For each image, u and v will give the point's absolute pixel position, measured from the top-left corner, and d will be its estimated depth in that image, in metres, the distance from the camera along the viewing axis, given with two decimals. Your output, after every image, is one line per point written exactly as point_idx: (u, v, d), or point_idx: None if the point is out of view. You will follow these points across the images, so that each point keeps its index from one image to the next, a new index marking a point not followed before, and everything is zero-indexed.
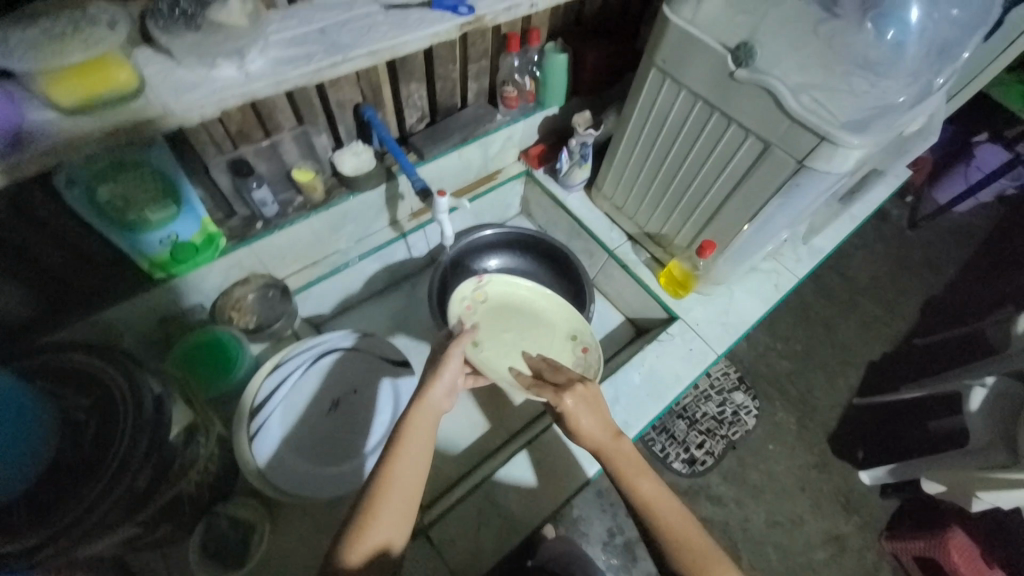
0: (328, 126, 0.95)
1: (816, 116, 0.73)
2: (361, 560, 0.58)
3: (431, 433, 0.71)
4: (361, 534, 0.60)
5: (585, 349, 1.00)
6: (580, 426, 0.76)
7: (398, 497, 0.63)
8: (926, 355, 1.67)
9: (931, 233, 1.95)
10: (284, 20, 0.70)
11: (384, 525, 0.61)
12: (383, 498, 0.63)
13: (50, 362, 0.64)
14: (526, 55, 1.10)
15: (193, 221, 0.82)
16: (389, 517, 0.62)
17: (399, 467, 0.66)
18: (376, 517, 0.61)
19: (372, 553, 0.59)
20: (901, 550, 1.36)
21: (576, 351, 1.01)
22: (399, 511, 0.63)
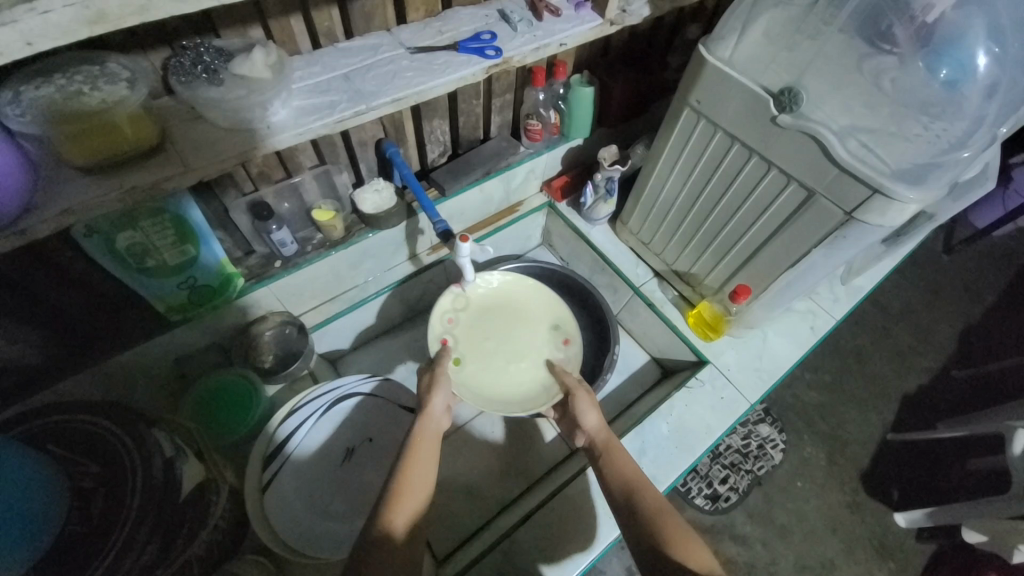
0: (349, 164, 0.94)
1: (866, 166, 0.68)
2: (378, 542, 0.55)
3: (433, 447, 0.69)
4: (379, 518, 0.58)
5: (566, 340, 0.99)
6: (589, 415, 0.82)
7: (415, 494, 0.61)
8: (967, 390, 1.57)
9: (969, 257, 1.84)
10: (308, 66, 0.69)
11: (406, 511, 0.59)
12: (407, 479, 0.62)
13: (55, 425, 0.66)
14: (552, 89, 1.07)
15: (212, 263, 0.80)
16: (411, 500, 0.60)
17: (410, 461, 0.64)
18: (398, 501, 0.59)
19: (384, 536, 0.56)
20: None
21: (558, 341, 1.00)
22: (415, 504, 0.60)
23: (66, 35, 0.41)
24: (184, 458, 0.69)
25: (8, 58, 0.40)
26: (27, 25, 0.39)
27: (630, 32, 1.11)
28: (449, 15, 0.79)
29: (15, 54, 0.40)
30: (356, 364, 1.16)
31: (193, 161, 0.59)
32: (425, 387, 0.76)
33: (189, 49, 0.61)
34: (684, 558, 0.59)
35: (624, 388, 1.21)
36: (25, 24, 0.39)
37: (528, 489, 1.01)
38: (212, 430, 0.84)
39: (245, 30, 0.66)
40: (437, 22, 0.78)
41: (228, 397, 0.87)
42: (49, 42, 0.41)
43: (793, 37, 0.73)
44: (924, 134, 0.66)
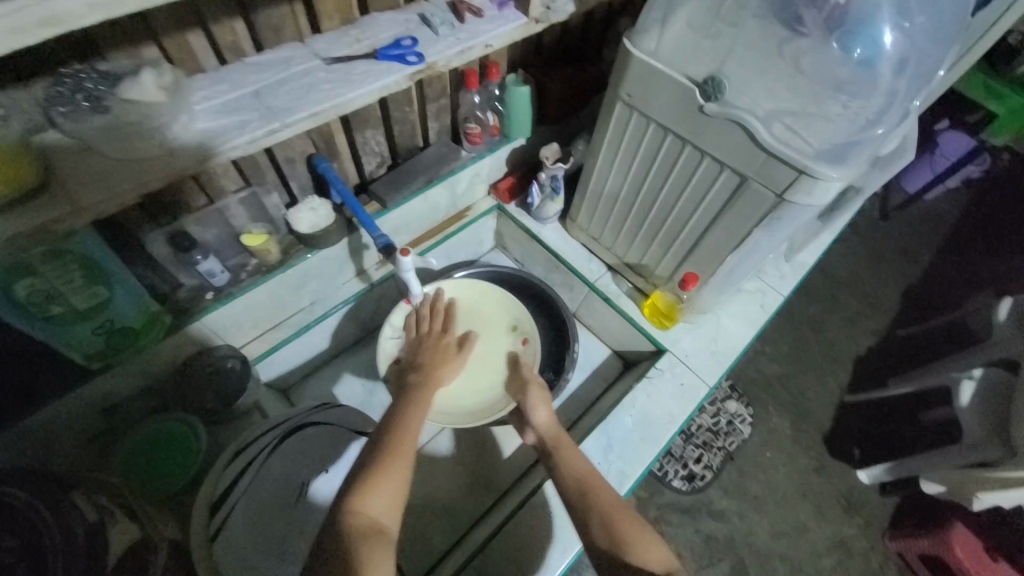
0: (278, 184, 0.89)
1: (791, 149, 0.69)
2: (358, 519, 0.57)
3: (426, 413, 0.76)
4: (360, 493, 0.59)
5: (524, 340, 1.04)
6: (538, 415, 0.87)
7: (403, 458, 0.65)
8: (912, 347, 1.66)
9: (905, 221, 1.94)
10: (214, 85, 0.65)
11: (394, 478, 0.62)
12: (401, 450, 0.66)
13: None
14: (487, 90, 1.05)
15: (133, 304, 0.75)
16: (398, 467, 0.64)
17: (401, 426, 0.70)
18: (384, 466, 0.63)
19: (364, 512, 0.57)
20: (905, 548, 1.32)
21: (516, 341, 1.04)
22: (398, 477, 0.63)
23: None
24: (112, 523, 0.64)
25: None
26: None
27: (561, 28, 1.11)
28: (366, 22, 0.76)
29: None
30: (311, 389, 1.11)
31: (87, 200, 0.53)
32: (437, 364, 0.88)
33: (68, 77, 0.56)
34: (638, 553, 0.62)
35: (589, 383, 1.21)
36: None
37: (498, 500, 1.00)
38: (148, 479, 0.78)
39: (136, 50, 0.61)
40: (354, 30, 0.74)
41: (166, 444, 0.82)
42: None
43: (713, 25, 0.74)
44: (845, 113, 0.69)
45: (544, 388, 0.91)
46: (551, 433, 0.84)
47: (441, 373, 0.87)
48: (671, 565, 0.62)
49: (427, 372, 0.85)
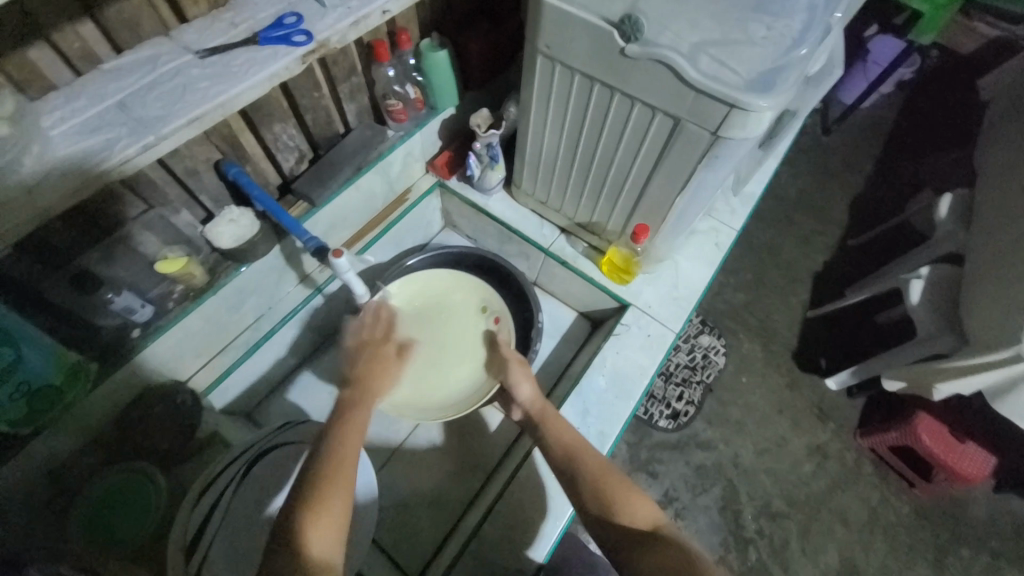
0: (187, 199, 0.80)
1: (718, 82, 0.66)
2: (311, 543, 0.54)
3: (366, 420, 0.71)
4: (304, 518, 0.56)
5: (496, 318, 1.10)
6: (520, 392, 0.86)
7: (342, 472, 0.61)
8: (863, 254, 1.72)
9: (846, 134, 1.97)
10: (69, 102, 0.56)
11: (340, 497, 0.59)
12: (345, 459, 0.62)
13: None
14: (401, 61, 0.97)
15: (47, 359, 0.68)
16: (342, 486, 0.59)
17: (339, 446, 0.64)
18: (328, 490, 0.58)
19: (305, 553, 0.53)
20: (876, 444, 1.42)
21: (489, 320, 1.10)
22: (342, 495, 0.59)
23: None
24: None
25: None
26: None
27: None
28: (240, 2, 0.66)
29: None
30: (280, 403, 1.06)
31: None
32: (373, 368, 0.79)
33: None
34: (627, 515, 0.63)
35: (562, 347, 1.21)
36: None
37: (486, 481, 1.00)
38: (112, 538, 0.74)
39: None
40: (227, 13, 0.65)
41: (127, 497, 0.77)
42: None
43: None
44: (772, 34, 0.65)
45: (523, 362, 0.90)
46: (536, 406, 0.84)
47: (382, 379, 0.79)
48: (663, 526, 0.62)
49: (364, 383, 0.77)
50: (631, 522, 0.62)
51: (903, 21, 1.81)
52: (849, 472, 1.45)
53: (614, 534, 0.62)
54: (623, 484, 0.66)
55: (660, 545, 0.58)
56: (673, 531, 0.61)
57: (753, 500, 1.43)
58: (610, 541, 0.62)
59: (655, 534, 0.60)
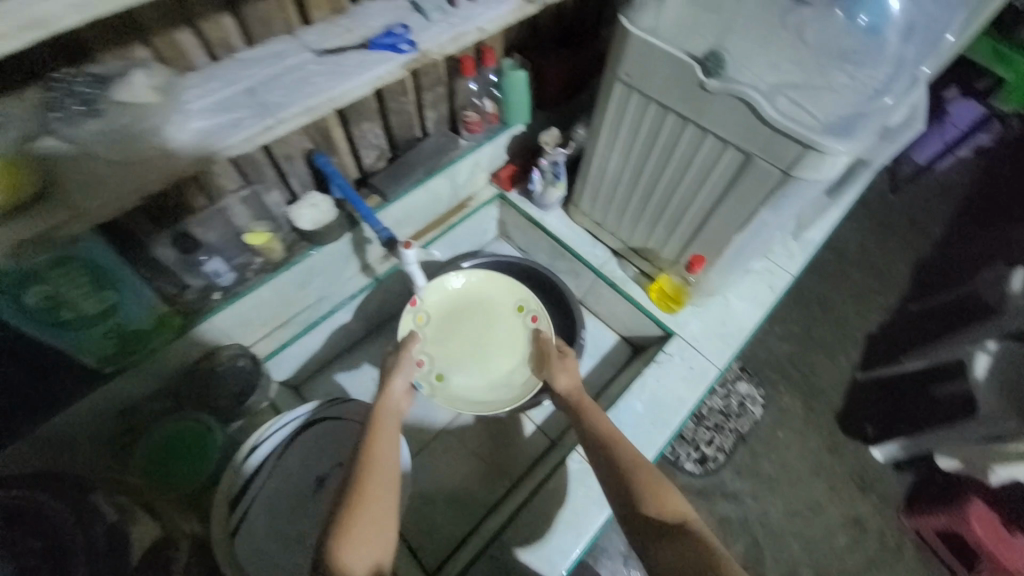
0: (278, 181, 0.88)
1: (797, 123, 0.67)
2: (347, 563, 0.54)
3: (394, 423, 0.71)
4: (339, 537, 0.56)
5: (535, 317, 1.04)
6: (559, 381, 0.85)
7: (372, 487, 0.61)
8: (924, 320, 1.63)
9: (916, 194, 1.89)
10: (205, 83, 0.64)
11: (372, 512, 0.59)
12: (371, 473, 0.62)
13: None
14: (483, 77, 1.03)
15: (142, 306, 0.76)
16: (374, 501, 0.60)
17: (370, 460, 0.64)
18: (362, 506, 0.59)
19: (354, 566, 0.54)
20: (922, 525, 1.33)
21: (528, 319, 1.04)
22: (374, 511, 0.59)
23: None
24: None
25: None
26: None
27: (557, 9, 1.08)
28: (357, 11, 0.74)
29: None
30: (323, 384, 1.12)
31: (81, 203, 0.53)
32: (398, 375, 0.77)
33: (60, 82, 0.56)
34: (657, 508, 0.63)
35: (599, 369, 1.21)
36: None
37: (512, 488, 1.01)
38: (165, 480, 0.80)
39: (127, 51, 0.60)
40: (345, 20, 0.73)
41: (185, 445, 0.83)
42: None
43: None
44: (857, 80, 0.70)
45: (564, 355, 0.89)
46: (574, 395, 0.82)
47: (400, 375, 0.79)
48: (693, 521, 0.61)
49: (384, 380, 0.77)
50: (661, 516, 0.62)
51: (986, 85, 1.79)
52: (888, 551, 1.35)
53: (646, 528, 0.62)
54: (652, 476, 0.66)
55: (688, 543, 0.58)
56: (703, 528, 0.61)
57: (778, 564, 1.35)
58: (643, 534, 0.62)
59: (684, 528, 0.60)
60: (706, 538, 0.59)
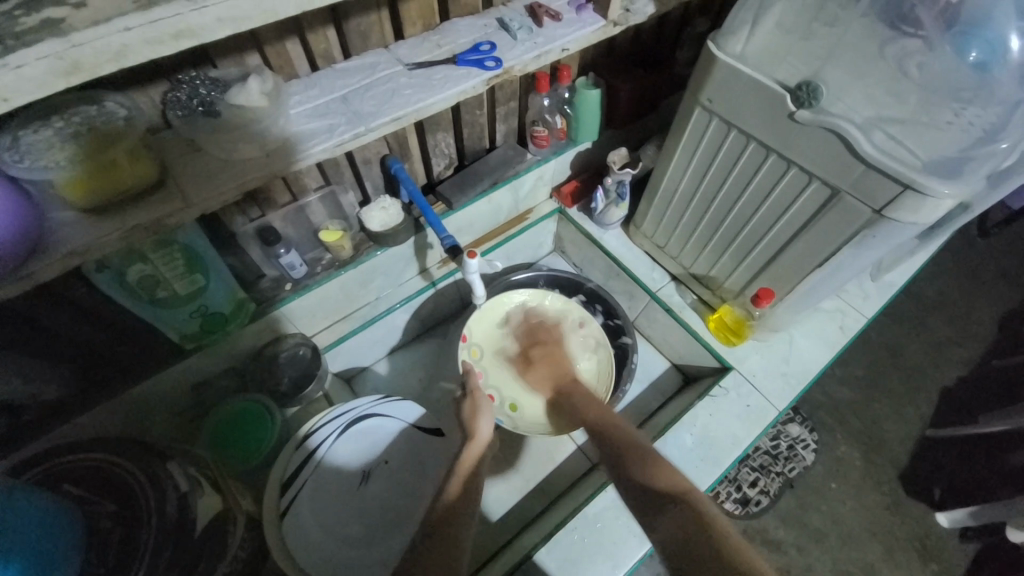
0: (355, 182, 0.93)
1: (896, 160, 0.63)
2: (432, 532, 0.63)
3: (470, 468, 0.72)
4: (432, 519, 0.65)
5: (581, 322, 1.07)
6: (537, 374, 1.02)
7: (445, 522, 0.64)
8: (1009, 379, 1.47)
9: (1006, 240, 1.73)
10: (307, 90, 0.69)
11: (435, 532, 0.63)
12: (445, 510, 0.65)
13: (69, 466, 0.66)
14: (557, 94, 1.04)
15: (224, 290, 0.81)
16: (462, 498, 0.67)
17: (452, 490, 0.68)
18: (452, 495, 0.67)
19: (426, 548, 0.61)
20: None
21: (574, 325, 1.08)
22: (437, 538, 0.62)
23: (40, 90, 0.39)
24: (199, 492, 0.67)
25: (21, 100, 0.39)
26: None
27: (635, 30, 1.07)
28: (446, 28, 0.77)
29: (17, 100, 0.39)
30: (372, 380, 1.16)
31: (194, 196, 0.58)
32: (482, 417, 0.78)
33: (185, 83, 0.62)
34: (649, 480, 0.63)
35: (645, 396, 1.18)
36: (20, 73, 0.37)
37: (549, 507, 1.00)
38: (228, 457, 0.85)
39: (241, 58, 0.65)
40: (434, 36, 0.76)
41: (247, 425, 0.88)
42: (25, 97, 0.39)
43: (808, 26, 0.69)
44: (957, 122, 0.61)
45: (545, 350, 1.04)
46: (564, 382, 0.97)
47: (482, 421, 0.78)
48: (692, 490, 0.60)
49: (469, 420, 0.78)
50: (663, 487, 0.61)
51: None
52: None
53: (642, 495, 0.62)
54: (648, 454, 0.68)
55: (680, 510, 0.57)
56: (697, 495, 0.59)
57: None
58: (641, 501, 0.61)
59: (676, 496, 0.59)
60: (701, 503, 0.57)
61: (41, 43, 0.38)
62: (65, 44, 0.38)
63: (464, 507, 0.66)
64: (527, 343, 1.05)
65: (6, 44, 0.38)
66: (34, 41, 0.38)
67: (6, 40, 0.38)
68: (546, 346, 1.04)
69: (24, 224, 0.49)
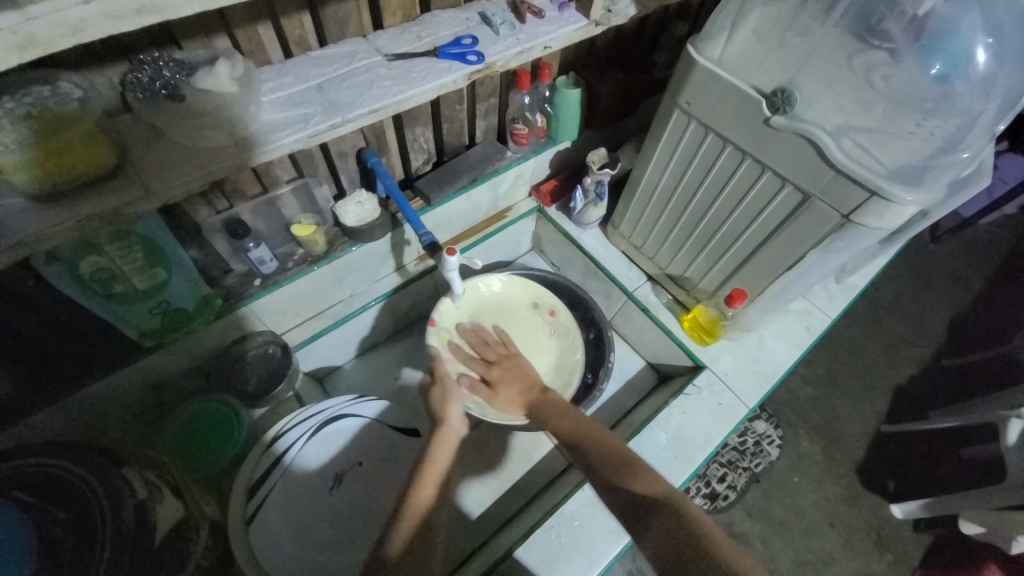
0: (329, 176, 0.90)
1: (864, 167, 0.66)
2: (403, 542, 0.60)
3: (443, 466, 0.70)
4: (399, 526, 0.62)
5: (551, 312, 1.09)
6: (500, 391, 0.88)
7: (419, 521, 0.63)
8: (957, 377, 1.56)
9: (956, 246, 1.83)
10: (280, 77, 0.66)
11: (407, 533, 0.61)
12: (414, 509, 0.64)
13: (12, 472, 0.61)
14: (538, 91, 1.04)
15: (188, 285, 0.77)
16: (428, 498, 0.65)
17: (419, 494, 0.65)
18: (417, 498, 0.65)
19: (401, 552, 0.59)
20: None
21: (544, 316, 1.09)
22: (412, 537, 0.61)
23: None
24: (159, 499, 0.64)
25: None
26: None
27: (616, 31, 1.08)
28: (428, 19, 0.76)
29: None
30: (345, 379, 1.13)
31: (156, 184, 0.55)
32: (452, 404, 0.77)
33: (147, 64, 0.58)
34: (637, 485, 0.62)
35: (621, 394, 1.20)
36: None
37: (526, 506, 1.00)
38: (191, 460, 0.81)
39: (210, 40, 0.62)
40: (415, 27, 0.74)
41: (212, 425, 0.85)
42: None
43: (783, 35, 0.71)
44: (918, 132, 0.64)
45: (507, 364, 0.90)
46: (535, 395, 0.86)
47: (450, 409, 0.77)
48: (673, 493, 0.60)
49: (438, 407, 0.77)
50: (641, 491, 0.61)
51: None
52: None
53: (621, 500, 0.62)
54: (626, 458, 0.67)
55: (665, 519, 0.56)
56: (684, 502, 0.58)
57: None
58: (621, 508, 0.61)
59: (662, 501, 0.59)
60: (689, 511, 0.57)
61: None
62: (19, 17, 0.36)
63: (434, 516, 0.64)
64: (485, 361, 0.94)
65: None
66: None
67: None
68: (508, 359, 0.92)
69: None
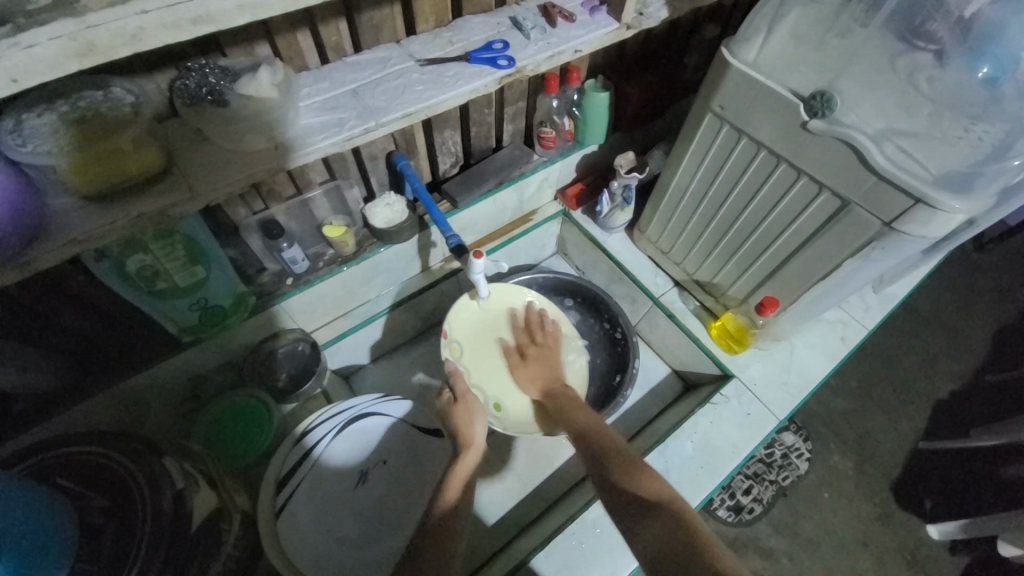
0: (360, 179, 0.92)
1: (910, 174, 0.63)
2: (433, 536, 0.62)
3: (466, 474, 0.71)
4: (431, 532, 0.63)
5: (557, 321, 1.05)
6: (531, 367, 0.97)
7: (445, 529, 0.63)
8: (1001, 394, 1.48)
9: (1001, 256, 1.74)
10: (317, 83, 0.68)
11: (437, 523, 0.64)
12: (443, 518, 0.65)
13: (57, 460, 0.64)
14: (565, 95, 1.03)
15: (224, 284, 0.79)
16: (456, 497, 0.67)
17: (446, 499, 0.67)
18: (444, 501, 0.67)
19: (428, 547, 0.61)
20: None
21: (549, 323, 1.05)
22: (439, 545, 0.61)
23: (51, 71, 0.38)
24: (195, 489, 0.67)
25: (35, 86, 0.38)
26: (11, 61, 0.36)
27: (646, 34, 1.07)
28: (459, 25, 0.76)
29: (30, 81, 0.38)
30: (370, 379, 1.15)
31: (200, 187, 0.57)
32: (476, 424, 0.77)
33: (194, 71, 0.60)
34: (638, 488, 0.62)
35: (645, 402, 1.18)
36: (40, 51, 0.37)
37: (546, 510, 0.99)
38: (225, 451, 0.84)
39: (251, 47, 0.64)
40: (447, 32, 0.75)
41: (245, 418, 0.88)
42: (37, 78, 0.38)
43: (822, 36, 0.69)
44: (967, 136, 0.60)
45: (551, 349, 1.00)
46: (555, 386, 0.94)
47: (474, 427, 0.77)
48: (683, 504, 0.58)
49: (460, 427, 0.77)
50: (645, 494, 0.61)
51: None
52: None
53: (624, 500, 0.62)
54: (632, 464, 0.66)
55: (667, 518, 0.56)
56: (693, 512, 0.57)
57: None
58: (624, 509, 0.61)
59: (669, 508, 0.57)
60: (694, 517, 0.56)
61: (53, 23, 0.37)
62: (79, 25, 0.38)
63: (458, 517, 0.65)
64: (529, 335, 1.01)
65: (18, 23, 0.37)
66: (45, 21, 0.37)
67: (18, 19, 0.37)
68: (542, 346, 1.00)
69: (26, 209, 0.48)
